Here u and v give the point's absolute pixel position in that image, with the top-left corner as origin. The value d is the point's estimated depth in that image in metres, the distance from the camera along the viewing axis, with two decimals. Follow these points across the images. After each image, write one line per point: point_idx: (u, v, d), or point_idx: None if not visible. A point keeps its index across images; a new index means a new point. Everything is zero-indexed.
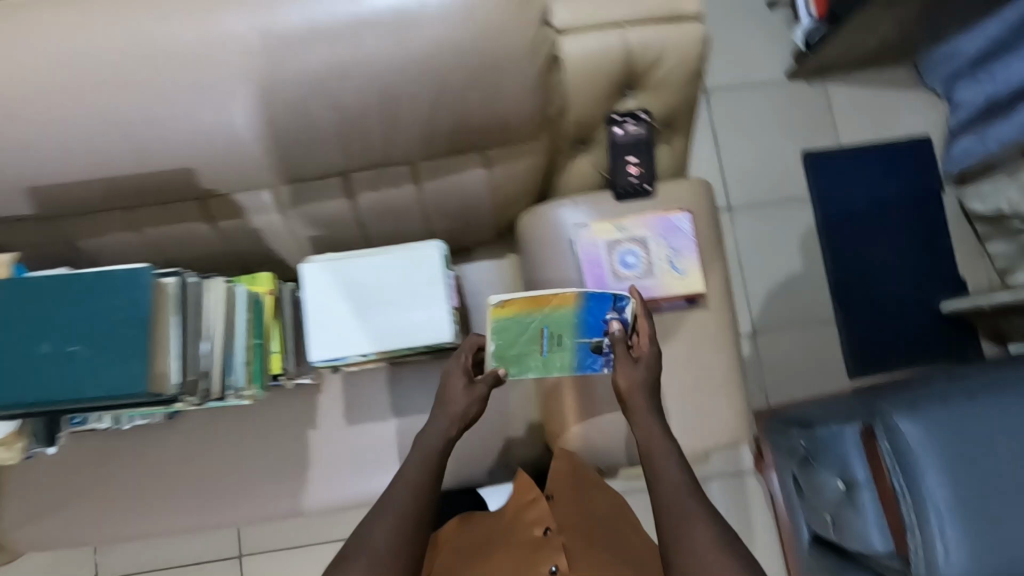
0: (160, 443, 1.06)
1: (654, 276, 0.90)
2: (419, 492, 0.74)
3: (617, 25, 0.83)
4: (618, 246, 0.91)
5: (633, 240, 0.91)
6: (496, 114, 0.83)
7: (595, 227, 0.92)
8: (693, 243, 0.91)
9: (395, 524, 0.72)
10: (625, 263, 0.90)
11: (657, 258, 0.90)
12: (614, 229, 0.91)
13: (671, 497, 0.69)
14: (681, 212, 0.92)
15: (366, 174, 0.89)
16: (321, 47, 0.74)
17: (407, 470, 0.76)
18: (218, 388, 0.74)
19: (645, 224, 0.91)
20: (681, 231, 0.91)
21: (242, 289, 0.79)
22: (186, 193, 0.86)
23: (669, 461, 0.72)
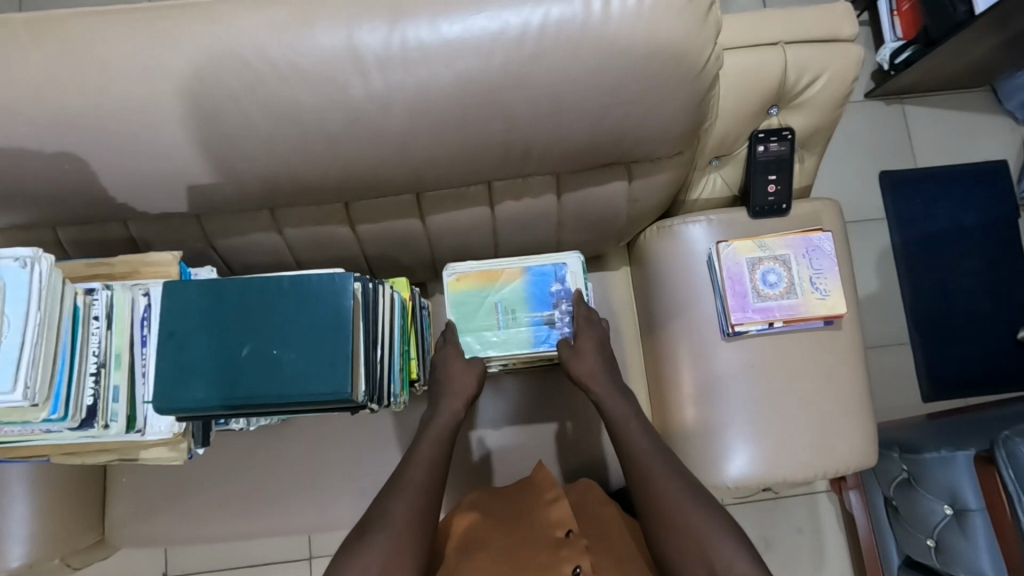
0: (270, 443, 1.06)
1: (797, 296, 0.92)
2: (434, 471, 0.77)
3: (774, 43, 0.85)
4: (760, 264, 0.94)
5: (775, 259, 0.94)
6: (654, 128, 0.82)
7: (737, 245, 0.95)
8: (835, 264, 0.94)
9: (422, 490, 0.75)
10: (767, 280, 0.93)
11: (799, 276, 0.93)
12: (756, 247, 0.94)
13: (645, 467, 0.78)
14: (822, 231, 0.94)
15: (511, 182, 0.89)
16: (501, 54, 0.73)
17: (422, 447, 0.79)
18: (384, 396, 0.73)
19: (788, 243, 0.94)
20: (824, 251, 0.93)
21: (399, 296, 0.80)
22: (336, 195, 0.86)
23: (643, 437, 0.81)
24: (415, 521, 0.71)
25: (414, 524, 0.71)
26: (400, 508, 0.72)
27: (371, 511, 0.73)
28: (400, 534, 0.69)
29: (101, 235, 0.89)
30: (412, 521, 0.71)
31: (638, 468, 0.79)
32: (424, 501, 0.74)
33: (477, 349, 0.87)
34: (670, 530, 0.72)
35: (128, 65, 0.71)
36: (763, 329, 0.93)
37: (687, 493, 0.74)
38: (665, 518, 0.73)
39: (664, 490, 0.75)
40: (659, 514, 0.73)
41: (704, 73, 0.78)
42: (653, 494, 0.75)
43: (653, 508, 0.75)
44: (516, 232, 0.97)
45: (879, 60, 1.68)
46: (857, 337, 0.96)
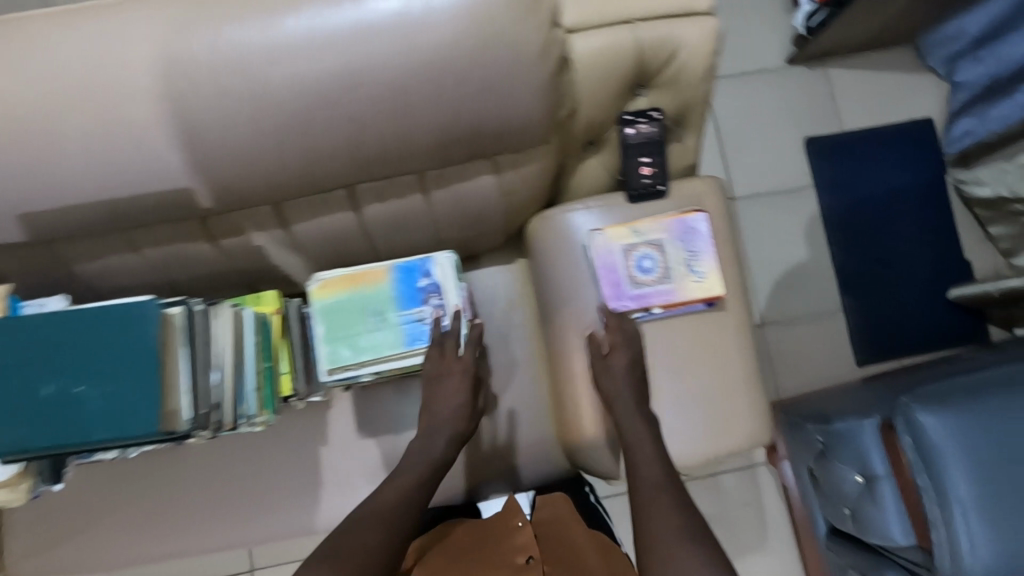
0: (159, 472, 1.01)
1: (672, 280, 0.92)
2: (420, 493, 0.75)
3: (627, 21, 0.81)
4: (635, 251, 0.93)
5: (649, 244, 0.93)
6: (506, 120, 0.79)
7: (610, 232, 0.94)
8: (710, 245, 0.93)
9: (396, 515, 0.72)
10: (642, 266, 0.93)
11: (676, 260, 0.92)
12: (630, 234, 0.93)
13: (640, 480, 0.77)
14: (697, 212, 0.93)
15: (373, 185, 0.86)
16: (325, 56, 0.71)
17: (404, 470, 0.77)
18: (231, 419, 0.71)
19: (662, 227, 0.93)
20: (698, 233, 0.93)
21: (250, 312, 0.76)
22: (185, 213, 0.82)
23: (653, 458, 0.79)
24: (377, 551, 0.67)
25: (372, 554, 0.67)
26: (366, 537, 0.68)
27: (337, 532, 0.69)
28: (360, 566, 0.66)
29: None
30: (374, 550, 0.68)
31: (636, 499, 0.75)
32: (392, 527, 0.70)
33: (349, 358, 0.83)
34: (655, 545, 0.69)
35: None
36: (643, 316, 0.93)
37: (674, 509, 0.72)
38: (647, 544, 0.70)
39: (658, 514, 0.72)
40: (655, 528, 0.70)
41: (546, 57, 0.76)
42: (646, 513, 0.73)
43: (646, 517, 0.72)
44: (392, 234, 0.94)
45: (795, 24, 1.65)
46: (746, 316, 0.96)
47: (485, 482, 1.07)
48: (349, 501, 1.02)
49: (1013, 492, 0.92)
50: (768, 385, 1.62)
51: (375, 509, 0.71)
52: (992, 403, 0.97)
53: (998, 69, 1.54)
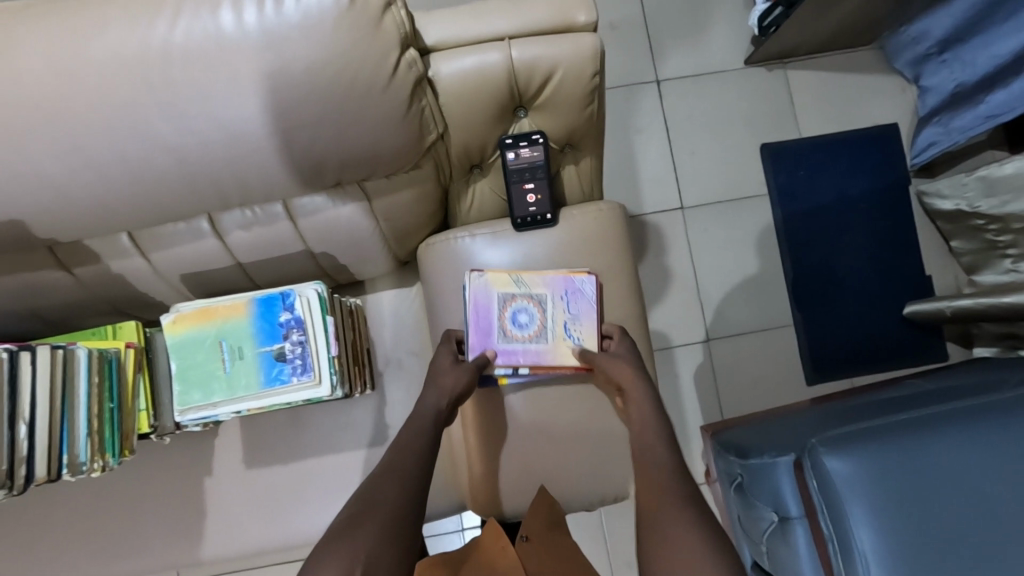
0: (40, 500, 0.98)
1: (545, 341, 0.89)
2: (418, 463, 0.71)
3: (499, 39, 0.75)
4: (512, 301, 0.89)
5: (529, 297, 0.89)
6: (362, 146, 0.74)
7: (491, 276, 0.89)
8: (594, 310, 0.89)
9: (403, 481, 0.68)
10: (517, 320, 0.89)
11: (553, 319, 0.89)
12: (511, 282, 0.89)
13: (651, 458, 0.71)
14: (587, 274, 0.89)
15: (234, 213, 0.81)
16: (145, 82, 0.65)
17: (407, 444, 0.74)
18: (41, 472, 0.68)
19: (546, 281, 0.89)
20: (583, 296, 0.88)
21: (86, 352, 0.71)
22: (27, 243, 0.77)
23: (653, 439, 0.75)
24: (400, 513, 0.64)
25: (396, 514, 0.63)
26: (379, 497, 0.65)
27: (353, 502, 0.65)
28: (379, 529, 0.61)
29: None
30: (395, 514, 0.64)
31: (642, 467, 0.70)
32: (403, 493, 0.66)
33: (202, 398, 0.78)
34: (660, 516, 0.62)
35: None
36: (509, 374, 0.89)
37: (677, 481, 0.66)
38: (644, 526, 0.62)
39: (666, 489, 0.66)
40: (658, 497, 0.65)
41: (397, 80, 0.69)
42: (647, 488, 0.67)
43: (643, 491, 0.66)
44: (265, 261, 0.89)
45: (751, 24, 1.56)
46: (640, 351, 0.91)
47: None
48: (236, 534, 0.99)
49: (921, 544, 0.85)
50: (713, 402, 1.57)
51: (384, 480, 0.67)
52: (906, 449, 0.90)
53: (965, 75, 1.42)
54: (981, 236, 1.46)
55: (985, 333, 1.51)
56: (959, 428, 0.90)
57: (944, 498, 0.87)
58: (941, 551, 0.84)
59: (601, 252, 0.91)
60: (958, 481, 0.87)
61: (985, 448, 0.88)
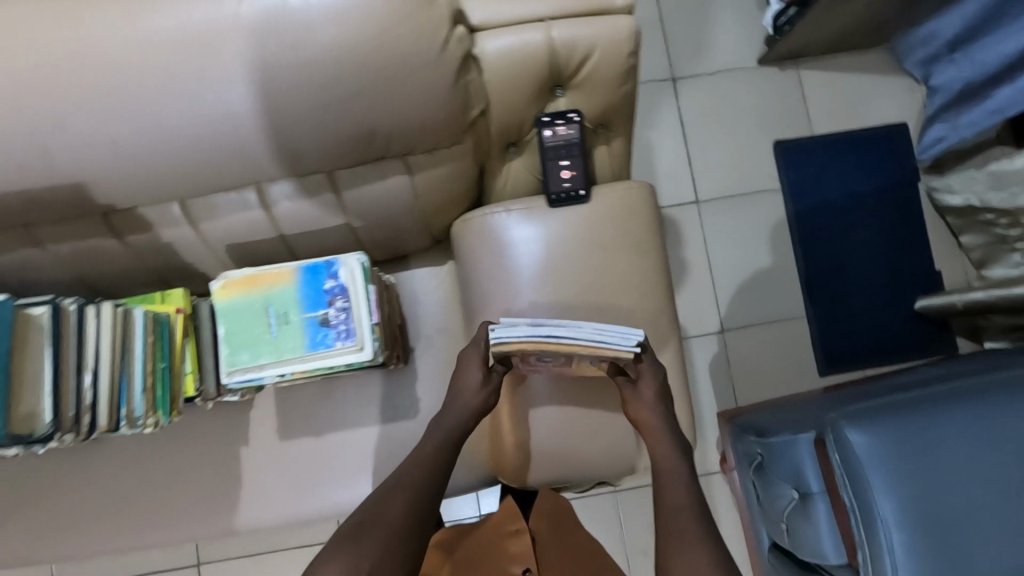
0: (79, 466, 1.01)
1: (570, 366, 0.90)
2: (429, 477, 0.78)
3: (539, 20, 0.78)
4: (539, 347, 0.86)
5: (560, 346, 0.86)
6: (409, 119, 0.77)
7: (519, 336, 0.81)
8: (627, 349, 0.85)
9: (411, 494, 0.75)
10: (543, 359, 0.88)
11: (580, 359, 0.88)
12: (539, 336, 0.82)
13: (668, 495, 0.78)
14: (630, 344, 0.81)
15: (280, 184, 0.84)
16: (208, 49, 0.69)
17: (420, 460, 0.80)
18: (100, 422, 0.70)
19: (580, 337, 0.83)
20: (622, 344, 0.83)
21: (143, 311, 0.75)
22: (84, 208, 0.81)
23: (670, 477, 0.81)
24: (404, 523, 0.71)
25: (402, 526, 0.71)
26: (388, 511, 0.72)
27: (362, 511, 0.72)
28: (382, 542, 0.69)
29: None
30: (399, 525, 0.71)
31: (659, 504, 0.78)
32: (411, 505, 0.74)
33: (249, 360, 0.81)
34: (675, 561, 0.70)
35: None
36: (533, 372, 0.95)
37: (688, 518, 0.74)
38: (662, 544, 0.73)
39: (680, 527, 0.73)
40: (672, 538, 0.73)
41: (448, 53, 0.73)
42: (665, 526, 0.74)
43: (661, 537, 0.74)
44: (305, 234, 0.92)
45: (765, 23, 1.60)
46: (667, 325, 0.94)
47: None
48: (269, 504, 1.01)
49: (938, 512, 0.88)
50: (727, 392, 1.59)
51: (391, 497, 0.74)
52: (923, 424, 0.92)
53: (975, 74, 1.45)
54: (990, 231, 1.50)
55: (995, 326, 1.52)
56: (978, 405, 0.93)
57: (962, 472, 0.89)
58: (958, 521, 0.87)
59: (631, 228, 0.94)
60: (976, 457, 0.90)
61: (997, 420, 0.91)
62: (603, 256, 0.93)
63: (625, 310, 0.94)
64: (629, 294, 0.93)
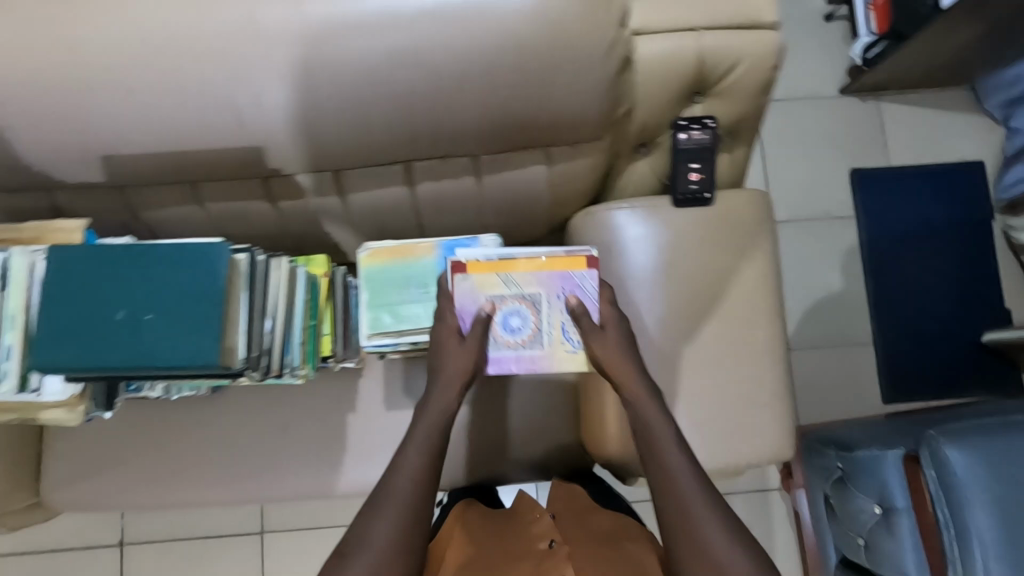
0: (197, 416, 1.06)
1: (546, 350, 0.85)
2: (422, 475, 0.77)
3: (690, 29, 0.83)
4: (505, 304, 0.85)
5: (520, 299, 0.85)
6: (563, 111, 0.82)
7: (479, 279, 0.84)
8: (595, 307, 0.85)
9: (408, 496, 0.75)
10: (508, 324, 0.85)
11: (544, 324, 0.85)
12: (500, 282, 0.84)
13: (670, 490, 0.75)
14: (587, 269, 0.85)
15: (428, 163, 0.89)
16: (397, 31, 0.74)
17: (407, 456, 0.78)
18: (274, 365, 0.74)
19: (540, 280, 0.85)
20: (583, 292, 0.85)
21: (302, 269, 0.80)
22: (251, 171, 0.87)
23: (670, 460, 0.77)
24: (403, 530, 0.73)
25: (403, 534, 0.73)
26: (385, 522, 0.73)
27: (359, 518, 0.75)
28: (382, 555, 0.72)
29: (29, 206, 0.90)
30: (400, 531, 0.73)
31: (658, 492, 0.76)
32: (409, 514, 0.74)
33: (390, 324, 0.87)
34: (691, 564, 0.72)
35: (36, 36, 0.73)
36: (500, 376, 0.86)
37: (703, 509, 0.74)
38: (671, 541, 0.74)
39: (693, 524, 0.73)
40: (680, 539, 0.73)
41: (613, 53, 0.78)
42: (672, 521, 0.74)
43: (671, 532, 0.74)
44: (438, 213, 0.97)
45: (852, 54, 1.65)
46: (776, 330, 0.97)
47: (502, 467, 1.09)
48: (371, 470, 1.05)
49: None
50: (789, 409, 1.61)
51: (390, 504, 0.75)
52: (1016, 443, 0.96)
53: None
54: None
55: None
56: None
57: None
58: None
59: (749, 233, 0.97)
60: None
61: None
62: (721, 255, 0.96)
63: (737, 311, 0.96)
64: (742, 297, 0.96)
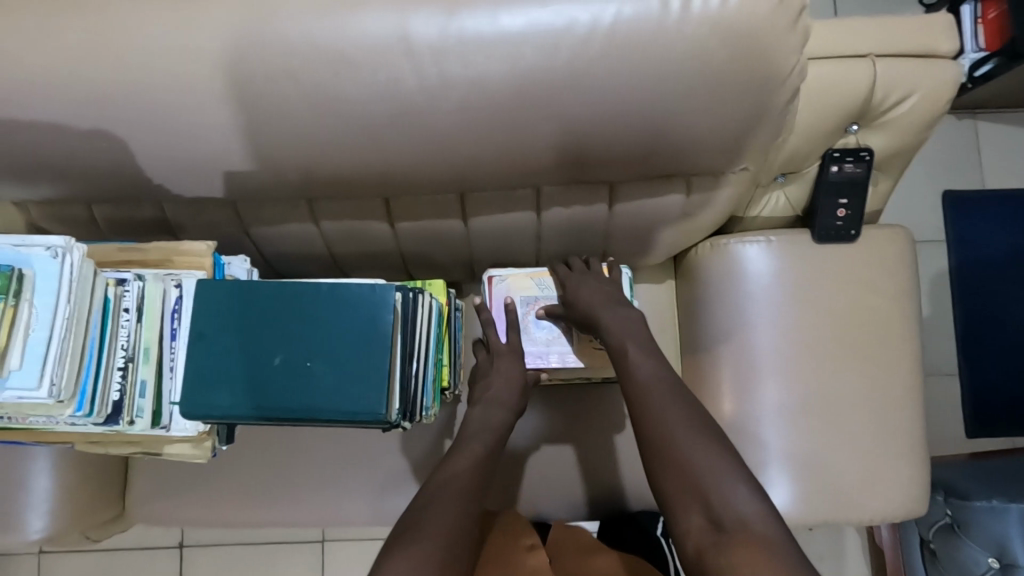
0: (289, 435, 1.03)
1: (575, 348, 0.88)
2: (473, 480, 0.68)
3: (862, 56, 0.77)
4: (536, 305, 0.89)
5: (552, 300, 0.88)
6: (723, 141, 0.75)
7: (514, 281, 0.89)
8: None
9: (462, 497, 0.66)
10: (541, 323, 0.88)
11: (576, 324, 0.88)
12: (533, 284, 0.89)
13: (652, 413, 0.66)
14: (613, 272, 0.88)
15: (559, 189, 0.84)
16: (562, 50, 0.66)
17: (453, 466, 0.70)
18: (417, 412, 0.70)
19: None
20: None
21: (437, 303, 0.75)
22: (374, 191, 0.81)
23: (659, 395, 0.68)
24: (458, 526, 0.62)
25: (457, 528, 0.62)
26: (437, 515, 0.62)
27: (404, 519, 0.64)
28: (433, 546, 0.59)
29: (136, 217, 0.86)
30: (462, 510, 0.64)
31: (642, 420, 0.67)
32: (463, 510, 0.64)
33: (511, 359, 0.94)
34: (682, 494, 0.61)
35: (169, 43, 0.66)
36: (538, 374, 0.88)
37: (703, 443, 0.63)
38: (663, 471, 0.63)
39: (684, 454, 0.63)
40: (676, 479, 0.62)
41: (786, 86, 0.70)
42: (664, 457, 0.64)
43: (666, 471, 0.63)
44: (559, 238, 0.92)
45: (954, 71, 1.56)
46: (914, 380, 0.90)
47: (599, 500, 1.05)
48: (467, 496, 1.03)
49: None
50: None
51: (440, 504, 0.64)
52: None
53: None
54: None
55: None
56: None
57: None
58: None
59: (892, 273, 0.90)
60: None
61: None
62: (862, 295, 0.90)
63: (879, 359, 0.89)
64: (883, 344, 0.90)
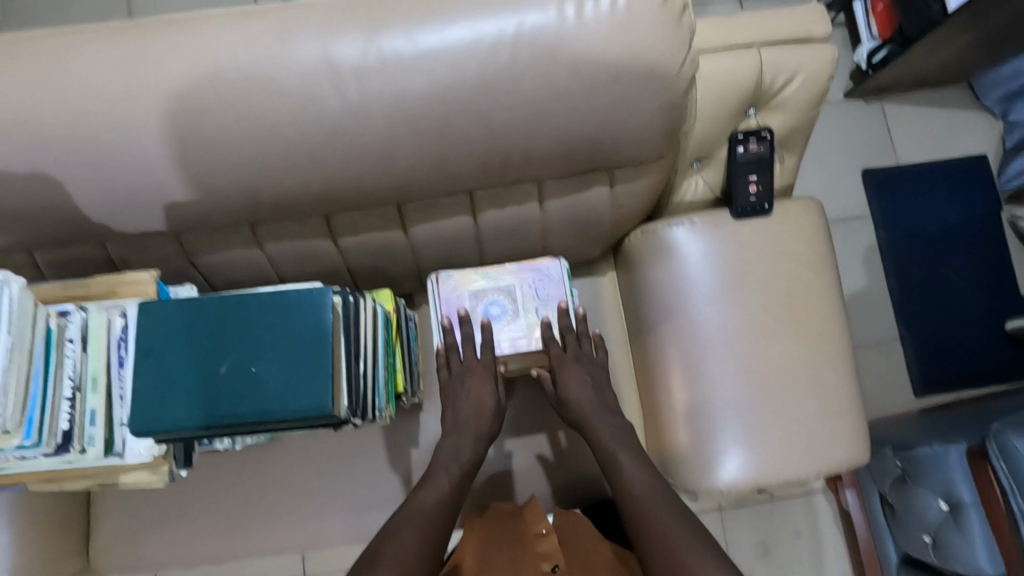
0: (255, 463, 1.03)
1: (522, 328, 0.92)
2: (438, 512, 0.76)
3: (748, 46, 0.86)
4: (484, 295, 0.93)
5: (499, 290, 0.93)
6: (634, 132, 0.81)
7: (458, 277, 0.93)
8: (563, 289, 0.93)
9: (424, 530, 0.73)
10: (490, 312, 0.92)
11: (522, 309, 0.93)
12: (479, 278, 0.93)
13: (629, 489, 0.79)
14: (550, 259, 0.94)
15: (491, 192, 0.89)
16: (472, 59, 0.71)
17: (416, 502, 0.76)
18: (368, 410, 0.72)
19: (513, 274, 0.94)
20: (550, 277, 0.93)
21: (383, 308, 0.78)
22: (315, 211, 0.85)
23: (633, 467, 0.81)
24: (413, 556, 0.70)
25: (424, 549, 0.72)
26: (400, 544, 0.71)
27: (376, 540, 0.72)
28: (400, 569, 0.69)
29: (80, 257, 0.87)
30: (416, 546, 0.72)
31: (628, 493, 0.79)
32: (424, 542, 0.72)
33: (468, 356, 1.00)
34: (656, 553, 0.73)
35: (99, 83, 0.69)
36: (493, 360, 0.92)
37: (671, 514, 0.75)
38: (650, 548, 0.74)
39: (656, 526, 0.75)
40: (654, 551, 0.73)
41: (681, 76, 0.76)
42: (651, 532, 0.74)
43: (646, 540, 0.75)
44: (499, 239, 0.97)
45: (857, 60, 1.70)
46: (841, 336, 0.97)
47: (568, 492, 1.07)
48: None
49: None
50: None
51: (396, 548, 0.70)
52: None
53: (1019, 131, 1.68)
54: None
55: None
56: None
57: None
58: None
59: (810, 242, 0.98)
60: None
61: None
62: (785, 263, 0.96)
63: (808, 322, 0.96)
64: (809, 306, 0.96)
